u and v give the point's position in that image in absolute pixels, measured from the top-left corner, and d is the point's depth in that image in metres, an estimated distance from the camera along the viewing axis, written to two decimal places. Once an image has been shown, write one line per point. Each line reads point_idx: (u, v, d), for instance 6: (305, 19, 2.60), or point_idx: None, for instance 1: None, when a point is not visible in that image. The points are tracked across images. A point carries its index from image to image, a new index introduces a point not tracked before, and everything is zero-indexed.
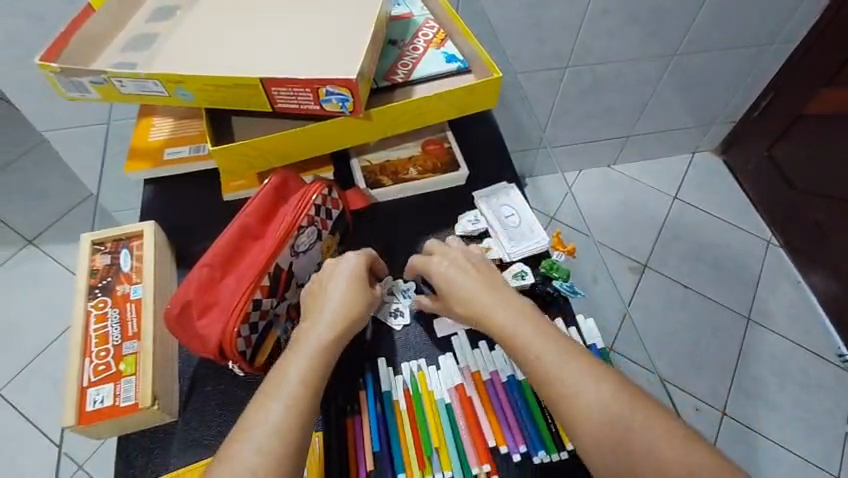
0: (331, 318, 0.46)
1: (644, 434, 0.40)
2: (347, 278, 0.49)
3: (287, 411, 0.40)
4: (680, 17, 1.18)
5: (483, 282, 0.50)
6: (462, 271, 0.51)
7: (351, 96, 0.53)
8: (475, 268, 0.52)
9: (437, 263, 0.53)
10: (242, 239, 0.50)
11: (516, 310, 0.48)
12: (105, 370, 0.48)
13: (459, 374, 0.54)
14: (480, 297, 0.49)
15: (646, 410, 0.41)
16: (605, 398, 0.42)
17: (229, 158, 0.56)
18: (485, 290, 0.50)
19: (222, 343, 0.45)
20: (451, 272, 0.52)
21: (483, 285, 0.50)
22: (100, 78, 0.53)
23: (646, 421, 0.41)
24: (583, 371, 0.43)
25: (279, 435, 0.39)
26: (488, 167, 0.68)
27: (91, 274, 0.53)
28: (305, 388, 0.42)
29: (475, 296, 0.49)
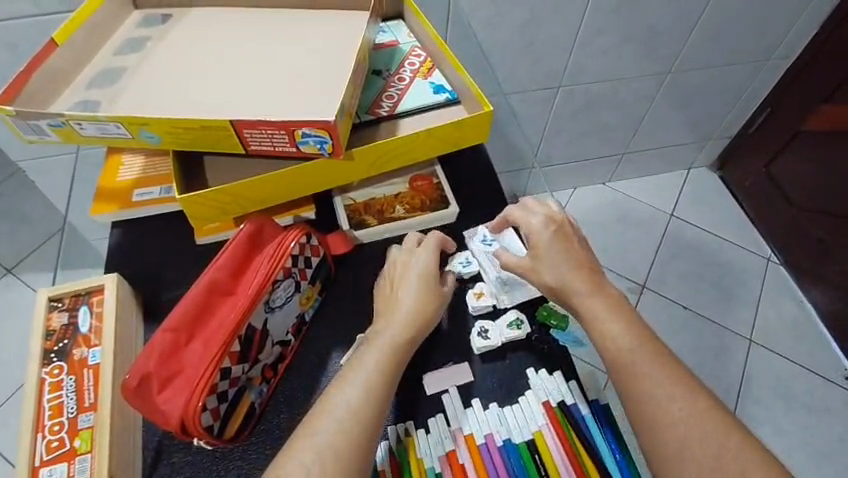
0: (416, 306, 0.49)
1: (698, 423, 0.38)
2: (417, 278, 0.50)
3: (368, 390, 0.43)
4: (676, 34, 1.15)
5: (574, 254, 0.48)
6: (556, 239, 0.49)
7: (330, 138, 0.49)
8: (569, 239, 0.49)
9: (533, 224, 0.50)
10: (211, 295, 0.46)
11: (599, 284, 0.47)
12: (59, 447, 0.45)
13: (451, 439, 0.50)
14: (567, 269, 0.48)
15: (700, 397, 0.40)
16: (664, 381, 0.40)
17: (200, 205, 0.52)
18: (573, 261, 0.48)
19: (185, 420, 0.41)
20: (544, 241, 0.49)
21: (572, 257, 0.48)
22: (57, 120, 0.49)
23: (702, 410, 0.39)
24: (649, 350, 0.42)
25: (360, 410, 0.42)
26: (479, 202, 0.64)
27: (46, 335, 0.49)
28: (385, 375, 0.44)
29: (560, 265, 0.48)
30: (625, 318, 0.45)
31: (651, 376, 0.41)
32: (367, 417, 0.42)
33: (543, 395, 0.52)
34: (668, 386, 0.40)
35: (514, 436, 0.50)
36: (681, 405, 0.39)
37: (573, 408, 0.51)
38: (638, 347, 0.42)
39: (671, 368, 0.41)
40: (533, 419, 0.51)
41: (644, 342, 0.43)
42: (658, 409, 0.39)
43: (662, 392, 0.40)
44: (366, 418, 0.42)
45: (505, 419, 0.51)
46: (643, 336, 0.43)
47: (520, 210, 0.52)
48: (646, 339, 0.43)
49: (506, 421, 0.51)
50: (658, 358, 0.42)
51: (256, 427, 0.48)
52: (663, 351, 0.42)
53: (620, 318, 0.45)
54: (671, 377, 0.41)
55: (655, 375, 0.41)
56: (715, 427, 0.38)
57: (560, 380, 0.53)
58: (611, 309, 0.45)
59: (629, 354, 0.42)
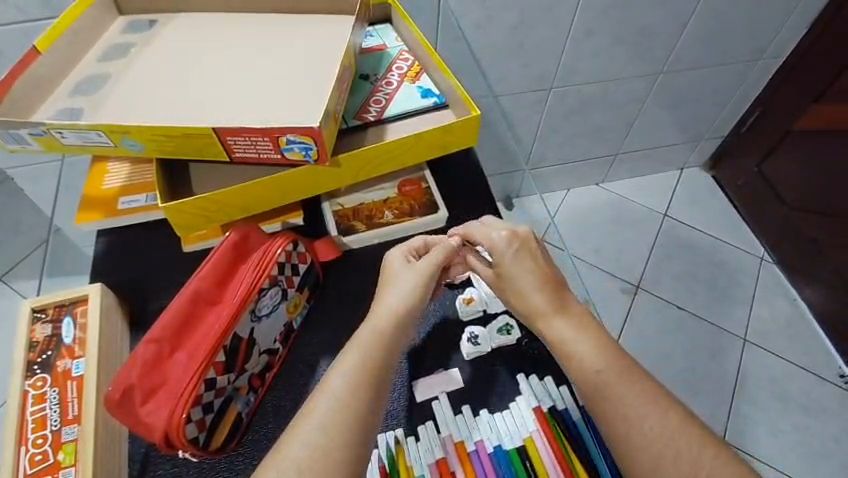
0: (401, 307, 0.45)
1: (671, 441, 0.38)
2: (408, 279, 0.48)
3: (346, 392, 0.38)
4: (667, 35, 1.16)
5: (540, 270, 0.48)
6: (521, 255, 0.48)
7: (315, 144, 0.48)
8: (534, 256, 0.48)
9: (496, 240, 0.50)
10: (195, 304, 0.46)
11: (565, 303, 0.46)
12: (42, 461, 0.44)
13: (441, 446, 0.49)
14: (532, 285, 0.47)
15: (671, 411, 0.39)
16: (636, 400, 0.40)
17: (185, 213, 0.52)
18: (538, 277, 0.47)
19: (169, 432, 0.40)
20: (508, 259, 0.48)
21: (537, 273, 0.47)
22: (39, 129, 0.48)
23: (677, 427, 0.38)
24: (618, 369, 0.42)
25: (339, 416, 0.37)
26: (468, 206, 0.64)
27: (29, 347, 0.48)
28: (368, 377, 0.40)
29: (525, 282, 0.47)
30: (596, 337, 0.44)
31: (623, 397, 0.40)
32: (346, 424, 0.37)
33: (535, 401, 0.51)
34: (640, 404, 0.39)
35: (505, 442, 0.50)
36: (652, 424, 0.39)
37: (564, 414, 0.51)
38: (608, 368, 0.42)
39: (644, 387, 0.41)
40: (524, 426, 0.50)
41: (614, 362, 0.42)
42: (630, 429, 0.39)
43: (633, 412, 0.39)
44: (344, 424, 0.37)
45: (495, 426, 0.50)
46: (615, 355, 0.43)
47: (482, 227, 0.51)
48: (616, 357, 0.42)
49: (497, 428, 0.50)
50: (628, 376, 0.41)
51: (244, 436, 0.48)
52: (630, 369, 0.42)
53: (589, 336, 0.44)
54: (643, 394, 0.40)
55: (627, 396, 0.40)
56: (689, 443, 0.38)
57: (550, 386, 0.52)
58: (582, 329, 0.44)
59: (597, 375, 0.41)
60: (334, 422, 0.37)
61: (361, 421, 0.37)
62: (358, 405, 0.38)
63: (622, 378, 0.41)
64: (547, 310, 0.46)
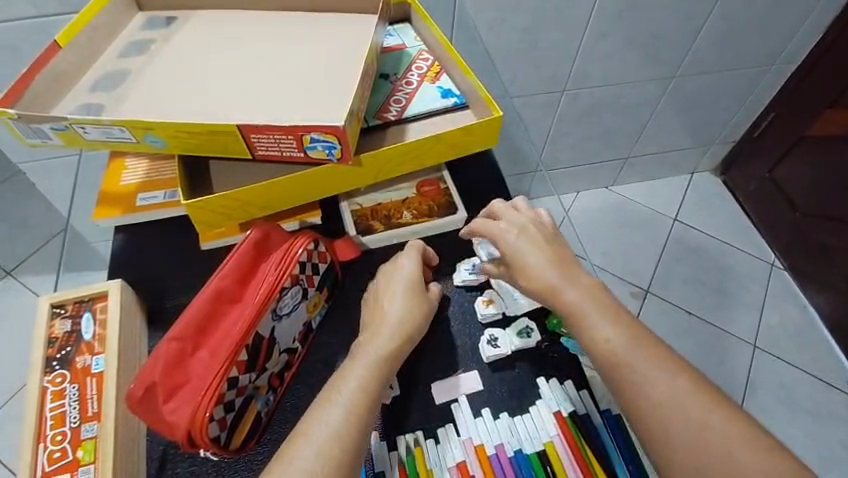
0: (404, 310, 0.48)
1: (704, 409, 0.38)
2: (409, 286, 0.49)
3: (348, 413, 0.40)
4: (681, 39, 1.15)
5: (550, 252, 0.48)
6: (528, 241, 0.49)
7: (339, 143, 0.48)
8: (538, 243, 0.48)
9: (503, 228, 0.50)
10: (217, 302, 0.45)
11: (573, 277, 0.46)
12: (61, 458, 0.44)
13: (461, 449, 0.49)
14: (542, 266, 0.47)
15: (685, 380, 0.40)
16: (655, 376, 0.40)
17: (206, 211, 0.51)
18: (549, 258, 0.47)
19: (192, 430, 0.40)
20: (521, 242, 0.49)
21: (545, 254, 0.47)
22: (61, 124, 0.48)
23: (708, 401, 0.38)
24: (636, 341, 0.42)
25: (339, 437, 0.38)
26: (486, 207, 0.64)
27: (48, 343, 0.48)
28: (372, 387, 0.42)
29: (534, 266, 0.47)
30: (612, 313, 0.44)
31: (644, 374, 0.40)
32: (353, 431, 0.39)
33: (555, 405, 0.51)
34: (653, 371, 0.40)
35: (525, 447, 0.49)
36: (665, 391, 0.39)
37: (585, 418, 0.50)
38: (629, 345, 0.42)
39: (657, 361, 0.41)
40: (545, 430, 0.50)
41: (634, 342, 0.42)
42: (668, 408, 0.38)
43: (654, 387, 0.39)
44: (344, 444, 0.38)
45: (516, 431, 0.50)
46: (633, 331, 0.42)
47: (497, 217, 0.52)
48: (634, 334, 0.42)
49: (517, 433, 0.50)
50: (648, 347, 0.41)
51: (262, 438, 0.47)
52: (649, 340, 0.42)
53: (601, 311, 0.44)
54: (658, 365, 0.40)
55: (648, 373, 0.40)
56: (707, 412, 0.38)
57: (570, 390, 0.52)
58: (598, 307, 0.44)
59: (621, 355, 0.41)
60: (333, 441, 0.38)
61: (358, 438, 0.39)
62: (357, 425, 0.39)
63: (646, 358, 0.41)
64: (561, 290, 0.45)
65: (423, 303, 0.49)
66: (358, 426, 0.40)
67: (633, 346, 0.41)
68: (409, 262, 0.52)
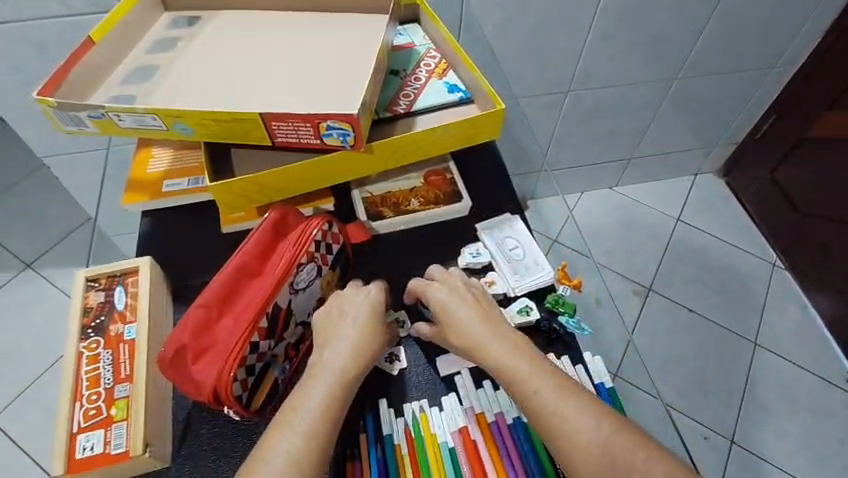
0: (346, 346, 0.47)
1: (630, 451, 0.41)
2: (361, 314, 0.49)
3: (291, 457, 0.40)
4: (682, 41, 1.18)
5: (476, 310, 0.50)
6: (458, 300, 0.51)
7: (352, 131, 0.52)
8: (467, 300, 0.51)
9: (433, 288, 0.53)
10: (239, 276, 0.49)
11: (501, 335, 0.48)
12: (95, 415, 0.47)
13: (463, 416, 0.52)
14: (473, 324, 0.49)
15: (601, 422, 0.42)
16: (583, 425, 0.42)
17: (229, 194, 0.56)
18: (477, 316, 0.50)
19: (217, 388, 0.44)
20: (454, 300, 0.51)
21: (474, 312, 0.50)
22: (98, 112, 0.53)
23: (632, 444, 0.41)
24: (560, 395, 0.44)
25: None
26: (490, 196, 0.67)
27: (84, 313, 0.52)
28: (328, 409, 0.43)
29: (466, 324, 0.49)
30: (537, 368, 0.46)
31: (570, 426, 0.42)
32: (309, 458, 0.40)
33: None
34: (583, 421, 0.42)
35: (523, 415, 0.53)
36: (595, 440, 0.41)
37: None
38: (559, 398, 0.44)
39: (583, 410, 0.43)
40: None
41: (559, 392, 0.44)
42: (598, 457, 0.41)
43: (582, 437, 0.42)
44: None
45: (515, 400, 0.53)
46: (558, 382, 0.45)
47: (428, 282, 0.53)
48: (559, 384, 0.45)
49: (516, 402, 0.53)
50: (575, 398, 0.44)
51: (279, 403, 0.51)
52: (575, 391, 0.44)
53: (529, 365, 0.46)
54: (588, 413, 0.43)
55: (575, 423, 0.42)
56: (629, 448, 0.41)
57: (566, 365, 0.55)
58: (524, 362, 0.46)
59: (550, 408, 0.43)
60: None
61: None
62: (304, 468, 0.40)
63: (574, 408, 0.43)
64: (490, 348, 0.48)
65: (365, 337, 0.48)
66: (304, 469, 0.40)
67: (562, 402, 0.43)
68: (344, 297, 0.51)
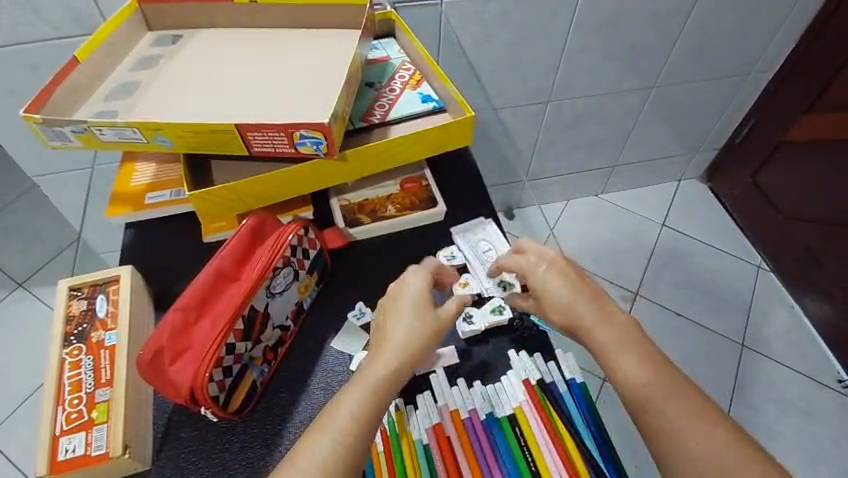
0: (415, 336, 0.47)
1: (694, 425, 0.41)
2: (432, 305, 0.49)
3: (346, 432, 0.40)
4: (658, 50, 1.22)
5: (577, 286, 0.50)
6: (556, 274, 0.51)
7: (325, 139, 0.54)
8: (566, 275, 0.51)
9: (533, 262, 0.53)
10: (217, 280, 0.51)
11: (602, 310, 0.49)
12: (77, 419, 0.49)
13: (437, 413, 0.54)
14: (567, 300, 0.50)
15: (686, 403, 0.42)
16: (664, 402, 0.42)
17: (208, 203, 0.58)
18: (577, 291, 0.50)
19: (194, 388, 0.46)
20: (562, 269, 0.52)
21: (572, 286, 0.50)
22: (80, 127, 0.55)
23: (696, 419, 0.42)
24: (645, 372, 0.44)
25: (338, 454, 0.39)
26: (465, 202, 0.69)
27: (67, 321, 0.54)
28: (381, 396, 0.43)
29: (560, 298, 0.50)
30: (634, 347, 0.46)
31: (654, 401, 0.43)
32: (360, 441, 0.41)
33: (524, 374, 0.56)
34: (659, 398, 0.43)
35: (496, 410, 0.54)
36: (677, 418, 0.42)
37: (551, 386, 0.55)
38: (648, 379, 0.44)
39: (662, 383, 0.44)
40: (514, 396, 0.55)
41: (649, 369, 0.44)
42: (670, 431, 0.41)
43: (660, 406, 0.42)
44: (342, 462, 0.39)
45: (487, 397, 0.55)
46: (649, 360, 0.45)
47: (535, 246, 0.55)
48: (650, 362, 0.45)
49: (489, 398, 0.55)
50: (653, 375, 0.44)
51: (257, 405, 0.52)
52: (657, 371, 0.44)
53: (624, 340, 0.46)
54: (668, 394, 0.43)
55: (659, 402, 0.43)
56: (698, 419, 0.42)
57: (537, 361, 0.56)
58: (618, 337, 0.47)
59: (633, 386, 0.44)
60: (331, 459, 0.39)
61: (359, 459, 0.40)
62: (359, 445, 0.40)
63: (657, 388, 0.43)
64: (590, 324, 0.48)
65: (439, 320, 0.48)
66: (357, 447, 0.40)
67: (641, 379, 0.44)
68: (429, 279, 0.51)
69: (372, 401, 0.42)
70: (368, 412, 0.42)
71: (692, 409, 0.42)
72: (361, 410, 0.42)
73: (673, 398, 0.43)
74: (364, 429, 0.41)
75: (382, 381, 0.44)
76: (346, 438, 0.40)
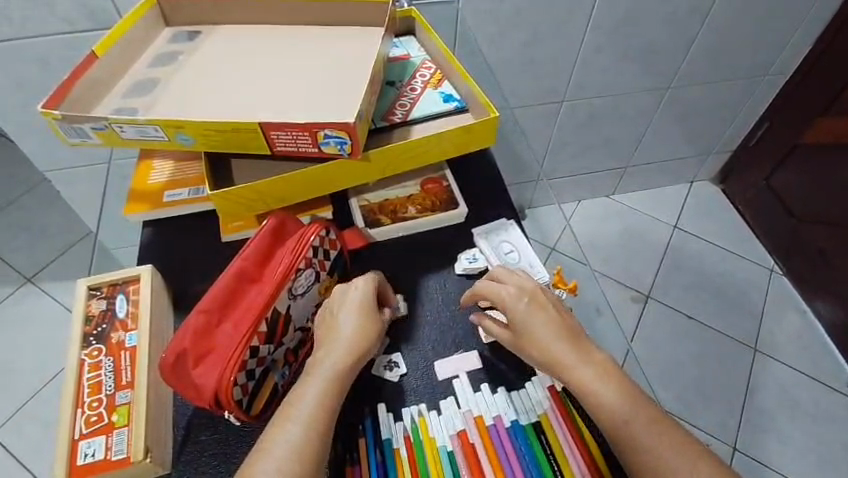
0: (343, 350, 0.48)
1: (666, 455, 0.44)
2: (355, 316, 0.50)
3: (307, 429, 0.43)
4: (675, 51, 1.20)
5: (560, 321, 0.51)
6: (542, 310, 0.51)
7: (349, 139, 0.53)
8: (545, 308, 0.51)
9: (510, 296, 0.52)
10: (239, 282, 0.50)
11: (584, 349, 0.50)
12: (97, 422, 0.48)
13: (461, 419, 0.53)
14: (553, 336, 0.50)
15: (657, 429, 0.45)
16: (643, 430, 0.45)
17: (228, 202, 0.57)
18: (560, 327, 0.50)
19: (218, 392, 0.45)
20: (541, 303, 0.52)
21: (556, 323, 0.51)
22: (101, 124, 0.54)
23: (666, 445, 0.44)
24: (628, 409, 0.46)
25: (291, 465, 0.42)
26: (487, 203, 0.68)
27: (86, 321, 0.53)
28: (323, 413, 0.45)
29: (544, 335, 0.50)
30: (617, 383, 0.48)
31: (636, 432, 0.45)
32: (312, 456, 0.43)
33: (549, 380, 0.55)
34: (638, 429, 0.45)
35: (521, 417, 0.53)
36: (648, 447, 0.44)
37: None
38: (631, 414, 0.46)
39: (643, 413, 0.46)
40: (540, 403, 0.54)
41: (632, 405, 0.46)
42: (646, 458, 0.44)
43: (636, 438, 0.45)
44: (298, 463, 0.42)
45: (512, 403, 0.54)
46: (632, 398, 0.47)
47: (510, 275, 0.54)
48: (634, 399, 0.47)
49: (514, 405, 0.54)
50: (635, 408, 0.46)
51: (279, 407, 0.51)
52: (640, 403, 0.47)
53: (607, 380, 0.48)
54: (647, 426, 0.45)
55: (639, 430, 0.45)
56: (667, 445, 0.45)
57: None
58: (601, 376, 0.48)
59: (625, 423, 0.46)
60: (289, 461, 0.42)
61: (315, 457, 0.43)
62: (313, 444, 0.43)
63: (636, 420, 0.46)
64: (570, 363, 0.49)
65: (377, 322, 0.51)
66: (319, 440, 0.43)
67: (621, 412, 0.46)
68: (367, 291, 0.52)
69: (315, 421, 0.44)
70: (318, 414, 0.45)
71: (663, 436, 0.45)
72: (311, 415, 0.44)
73: (648, 429, 0.45)
74: (316, 444, 0.43)
75: (327, 399, 0.46)
76: (307, 436, 0.43)
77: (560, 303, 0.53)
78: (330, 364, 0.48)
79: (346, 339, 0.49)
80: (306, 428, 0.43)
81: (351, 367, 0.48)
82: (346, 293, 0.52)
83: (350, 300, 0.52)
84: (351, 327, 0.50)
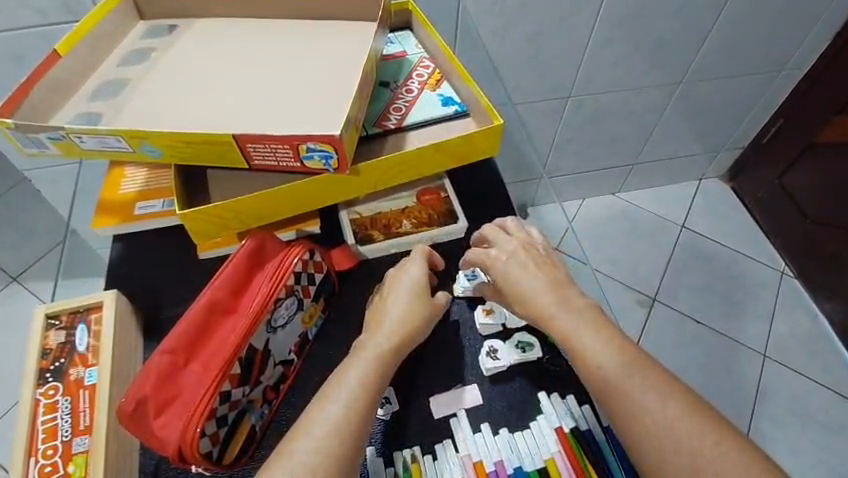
0: (395, 327, 0.45)
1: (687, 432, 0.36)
2: (409, 291, 0.48)
3: (350, 409, 0.38)
4: (687, 45, 1.13)
5: (544, 274, 0.47)
6: (520, 266, 0.48)
7: (335, 153, 0.47)
8: (526, 263, 0.48)
9: (494, 254, 0.50)
10: (211, 314, 0.45)
11: (567, 298, 0.45)
12: (52, 472, 0.44)
13: (459, 465, 0.48)
14: (535, 289, 0.46)
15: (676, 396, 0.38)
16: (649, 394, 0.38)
17: (202, 221, 0.51)
18: (543, 278, 0.47)
19: (182, 446, 0.40)
20: (520, 258, 0.49)
21: (541, 277, 0.47)
22: (58, 134, 0.48)
23: (684, 416, 0.37)
24: (634, 367, 0.40)
25: (329, 443, 0.36)
26: (488, 215, 0.63)
27: (42, 355, 0.49)
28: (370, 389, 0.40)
29: (527, 290, 0.47)
30: (613, 337, 0.42)
31: (645, 397, 0.38)
32: (350, 434, 0.37)
33: (556, 420, 0.50)
34: (649, 391, 0.38)
35: (525, 464, 0.48)
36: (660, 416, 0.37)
37: (587, 434, 0.49)
38: (619, 367, 0.40)
39: (656, 375, 0.39)
40: (546, 447, 0.49)
41: (635, 367, 0.40)
42: (660, 427, 0.37)
43: (644, 407, 0.38)
44: (334, 441, 0.37)
45: (516, 447, 0.49)
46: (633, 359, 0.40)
47: (495, 231, 0.52)
48: (617, 345, 0.41)
49: (517, 449, 0.49)
50: (649, 369, 0.40)
51: (256, 451, 0.46)
52: (650, 364, 0.40)
53: (601, 333, 0.42)
54: (656, 387, 0.39)
55: (648, 395, 0.38)
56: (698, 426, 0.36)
57: (568, 404, 0.51)
58: (588, 324, 0.43)
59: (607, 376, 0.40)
60: (327, 442, 0.36)
61: (353, 440, 0.37)
62: (354, 423, 0.38)
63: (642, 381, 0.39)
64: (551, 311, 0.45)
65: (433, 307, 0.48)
66: (360, 422, 0.38)
67: (628, 369, 0.40)
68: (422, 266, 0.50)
69: (358, 400, 0.39)
70: (364, 390, 0.40)
71: (684, 406, 0.38)
72: (359, 390, 0.40)
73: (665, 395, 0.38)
74: (357, 422, 0.38)
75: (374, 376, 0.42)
76: (346, 413, 0.38)
77: (549, 257, 0.49)
78: (378, 344, 0.44)
79: (395, 317, 0.46)
80: (346, 408, 0.38)
81: (399, 352, 0.45)
82: (398, 275, 0.50)
83: (403, 281, 0.49)
84: (401, 306, 0.47)
